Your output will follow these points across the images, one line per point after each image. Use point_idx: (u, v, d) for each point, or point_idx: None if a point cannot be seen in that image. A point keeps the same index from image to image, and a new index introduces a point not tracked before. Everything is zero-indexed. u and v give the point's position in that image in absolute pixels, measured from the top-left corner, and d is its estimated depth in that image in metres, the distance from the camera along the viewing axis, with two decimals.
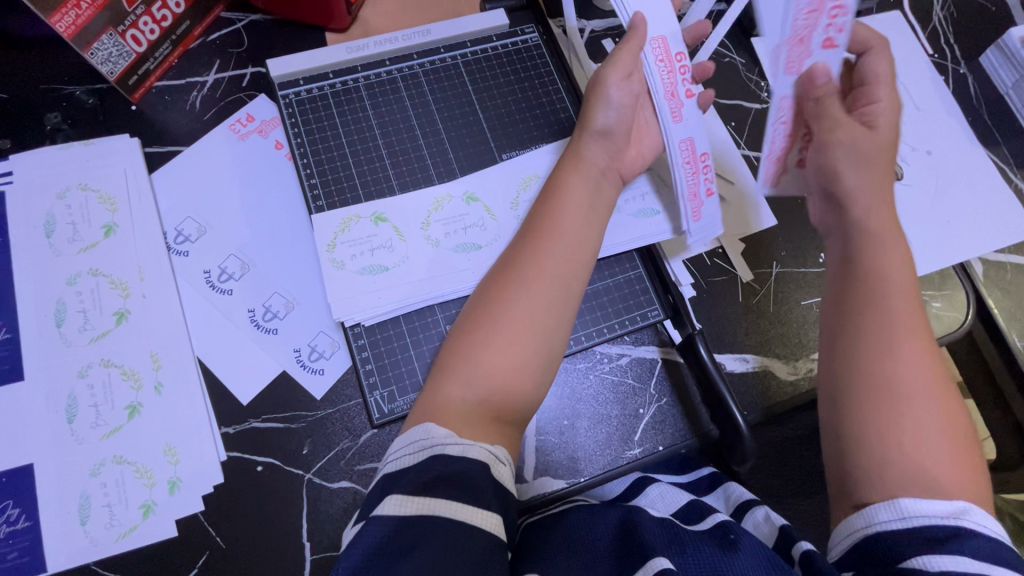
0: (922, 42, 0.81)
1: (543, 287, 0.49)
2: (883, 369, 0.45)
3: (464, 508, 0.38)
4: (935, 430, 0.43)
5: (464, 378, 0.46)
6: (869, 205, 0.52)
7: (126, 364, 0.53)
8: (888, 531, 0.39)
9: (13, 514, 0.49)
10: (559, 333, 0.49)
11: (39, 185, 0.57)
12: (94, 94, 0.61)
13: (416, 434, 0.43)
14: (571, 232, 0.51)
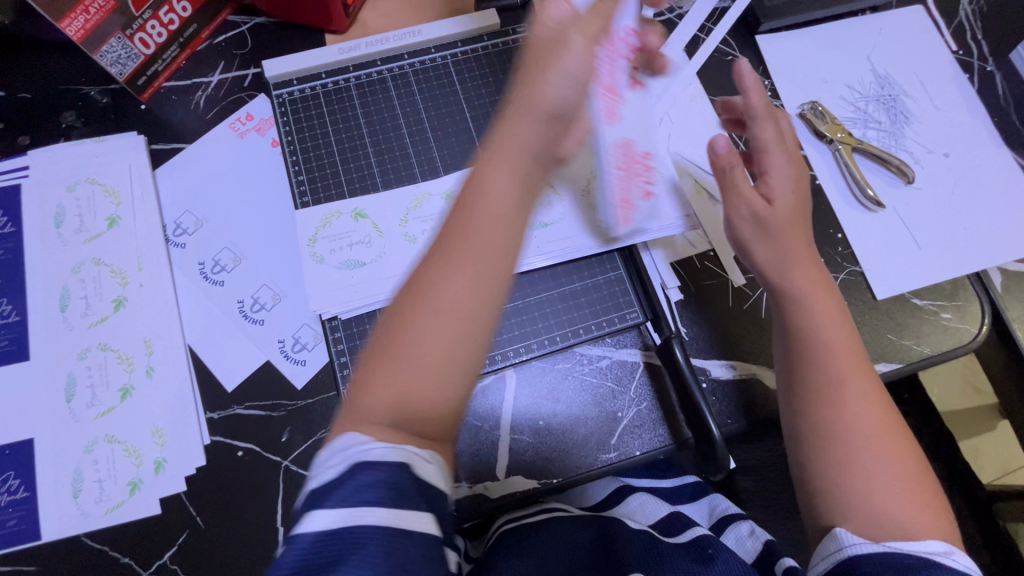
0: (945, 38, 0.77)
1: (466, 270, 0.38)
2: (834, 417, 0.45)
3: (394, 513, 0.34)
4: (891, 475, 0.43)
5: (377, 384, 0.38)
6: (793, 265, 0.50)
7: (121, 349, 0.57)
8: (861, 556, 0.40)
9: (13, 484, 0.53)
10: (472, 340, 0.39)
11: (53, 179, 0.61)
12: (107, 94, 0.64)
13: (342, 443, 0.36)
14: (505, 188, 0.40)
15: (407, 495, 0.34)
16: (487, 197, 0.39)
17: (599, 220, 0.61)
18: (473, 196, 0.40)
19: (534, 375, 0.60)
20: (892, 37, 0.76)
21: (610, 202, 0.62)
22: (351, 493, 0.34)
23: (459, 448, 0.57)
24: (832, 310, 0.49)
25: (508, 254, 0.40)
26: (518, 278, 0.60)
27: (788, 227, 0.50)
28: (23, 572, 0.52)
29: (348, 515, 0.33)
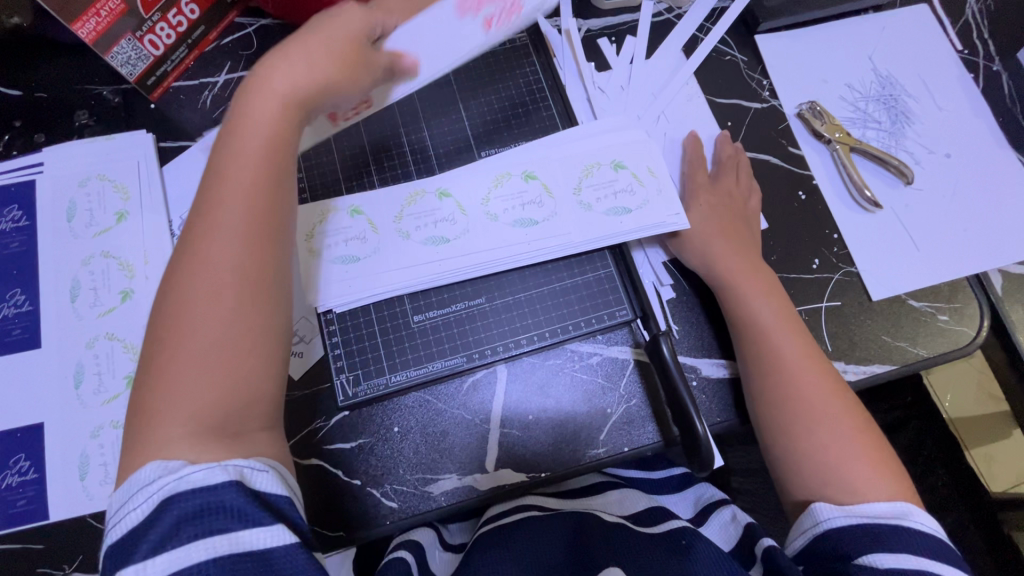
0: (950, 37, 0.76)
1: (217, 300, 0.42)
2: (795, 391, 0.54)
3: (231, 535, 0.36)
4: (837, 437, 0.52)
5: (174, 408, 0.40)
6: (722, 260, 0.60)
7: (127, 339, 0.59)
8: (831, 527, 0.48)
9: (24, 466, 0.55)
10: (209, 363, 0.41)
11: (66, 175, 0.63)
12: (119, 94, 0.67)
13: (135, 480, 0.38)
14: (239, 218, 0.45)
15: (249, 514, 0.37)
16: (204, 226, 0.44)
17: (591, 215, 0.61)
18: (207, 228, 0.44)
19: (523, 371, 0.60)
20: (895, 36, 0.75)
21: (602, 197, 0.61)
22: (170, 529, 0.36)
23: (448, 440, 0.58)
24: (767, 305, 0.57)
25: (253, 268, 0.44)
26: (504, 274, 0.60)
27: (712, 234, 0.61)
28: (31, 550, 0.54)
29: (184, 550, 0.35)
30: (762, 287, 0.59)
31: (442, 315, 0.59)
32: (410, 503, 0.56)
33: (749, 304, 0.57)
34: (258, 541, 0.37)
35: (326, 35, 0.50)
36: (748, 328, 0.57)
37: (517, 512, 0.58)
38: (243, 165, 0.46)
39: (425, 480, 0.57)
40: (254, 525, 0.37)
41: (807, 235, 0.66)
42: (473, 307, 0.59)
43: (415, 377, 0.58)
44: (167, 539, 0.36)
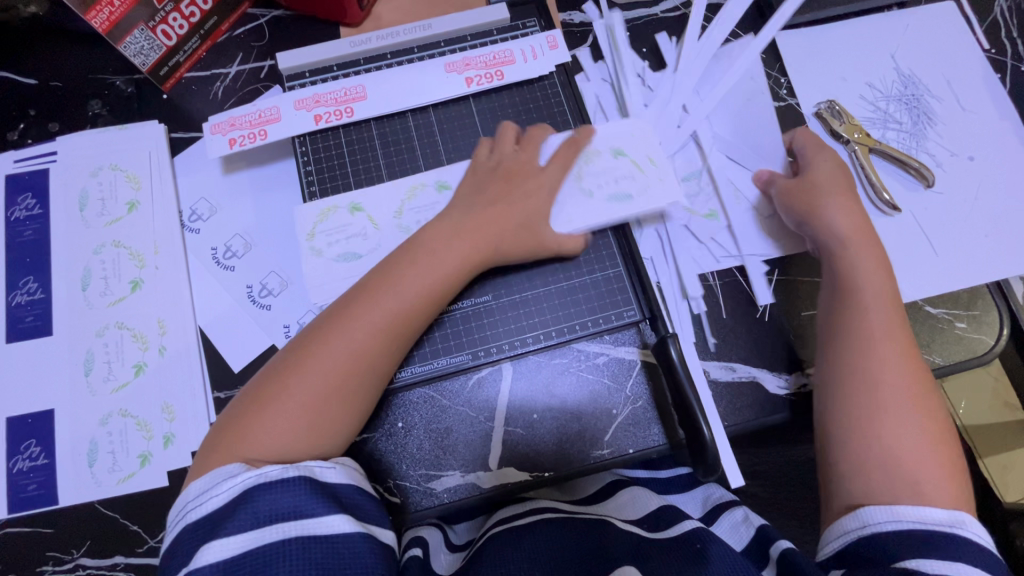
0: (977, 36, 0.73)
1: (341, 342, 0.48)
2: (866, 370, 0.50)
3: (309, 524, 0.40)
4: (913, 428, 0.47)
5: (276, 419, 0.45)
6: (840, 226, 0.56)
7: (137, 328, 0.59)
8: (879, 534, 0.44)
9: (35, 451, 0.56)
10: (318, 394, 0.46)
11: (79, 165, 0.64)
12: (131, 84, 0.67)
13: (223, 470, 0.43)
14: (386, 323, 0.49)
15: (316, 504, 0.41)
16: (360, 310, 0.49)
17: (591, 202, 0.58)
18: (361, 307, 0.49)
19: (528, 370, 0.60)
20: (919, 34, 0.73)
21: (603, 184, 0.58)
22: (255, 514, 0.40)
23: (451, 437, 0.58)
24: (881, 277, 0.54)
25: (377, 367, 0.49)
26: (524, 271, 0.59)
27: (833, 200, 0.58)
28: (41, 533, 0.55)
29: (260, 531, 0.39)
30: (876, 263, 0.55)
31: (448, 313, 0.58)
32: (413, 499, 0.56)
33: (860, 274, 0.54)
34: (323, 528, 0.40)
35: (538, 213, 0.56)
36: (858, 297, 0.53)
37: (529, 516, 0.58)
38: (409, 277, 0.51)
39: (428, 476, 0.57)
40: (321, 513, 0.41)
41: None
42: (480, 305, 0.59)
43: (420, 374, 0.58)
44: (245, 521, 0.40)
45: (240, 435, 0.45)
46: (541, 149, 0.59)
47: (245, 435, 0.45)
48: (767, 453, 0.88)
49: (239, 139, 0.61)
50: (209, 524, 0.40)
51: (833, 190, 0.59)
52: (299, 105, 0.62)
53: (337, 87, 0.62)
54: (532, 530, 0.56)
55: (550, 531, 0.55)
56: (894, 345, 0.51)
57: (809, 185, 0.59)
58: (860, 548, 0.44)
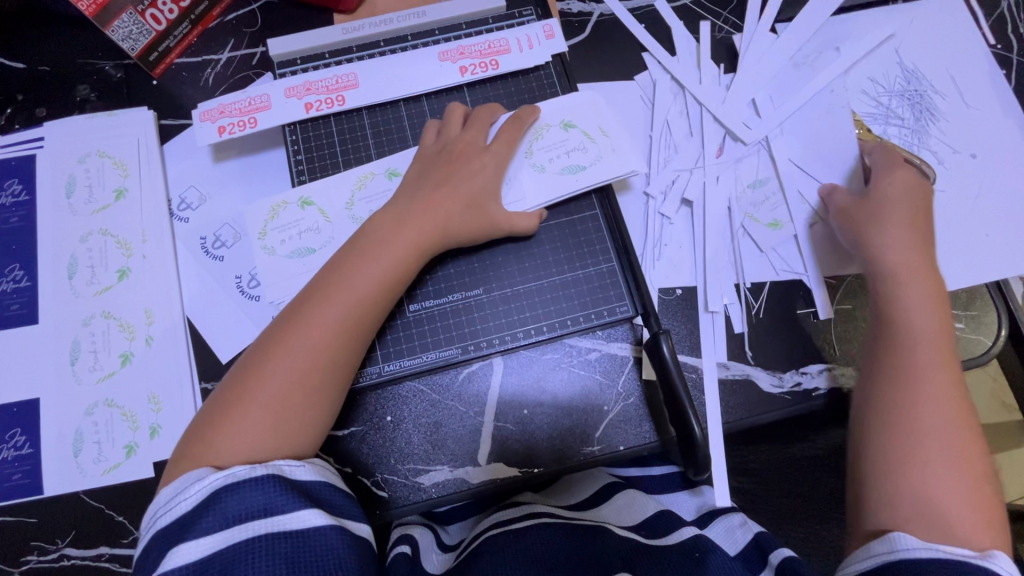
0: (983, 30, 0.72)
1: (307, 340, 0.47)
2: (903, 399, 0.48)
3: (281, 520, 0.40)
4: (954, 469, 0.46)
5: (246, 424, 0.44)
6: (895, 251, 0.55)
7: (124, 318, 0.59)
8: (910, 560, 0.42)
9: (20, 440, 0.56)
10: (289, 394, 0.46)
11: (67, 151, 0.63)
12: (121, 69, 0.66)
13: (191, 475, 0.43)
14: (346, 318, 0.48)
15: (285, 502, 0.41)
16: (318, 307, 0.48)
17: (545, 176, 0.58)
18: (318, 303, 0.48)
19: (519, 365, 0.59)
20: (924, 28, 0.72)
21: (554, 157, 0.58)
22: (223, 513, 0.40)
23: (440, 432, 0.57)
24: (935, 315, 0.52)
25: (339, 362, 0.48)
26: (513, 262, 0.57)
27: (890, 223, 0.56)
28: (26, 523, 0.54)
29: (229, 531, 0.39)
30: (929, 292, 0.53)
31: (438, 305, 0.57)
32: (401, 494, 0.56)
33: (907, 303, 0.52)
34: (294, 524, 0.40)
35: (487, 192, 0.55)
36: (904, 326, 0.52)
37: (525, 518, 0.57)
38: (364, 268, 0.50)
39: (416, 471, 0.56)
40: (291, 510, 0.41)
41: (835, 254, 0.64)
42: (470, 298, 0.57)
43: (407, 368, 0.56)
44: (213, 522, 0.39)
45: (208, 445, 0.44)
46: (488, 128, 0.58)
47: (214, 443, 0.44)
48: (761, 451, 0.87)
49: (228, 126, 0.60)
50: (177, 526, 0.40)
51: (892, 215, 0.57)
52: (289, 93, 0.61)
53: (328, 75, 0.61)
54: (526, 535, 0.55)
55: (543, 535, 0.55)
56: (938, 381, 0.48)
57: (868, 215, 0.58)
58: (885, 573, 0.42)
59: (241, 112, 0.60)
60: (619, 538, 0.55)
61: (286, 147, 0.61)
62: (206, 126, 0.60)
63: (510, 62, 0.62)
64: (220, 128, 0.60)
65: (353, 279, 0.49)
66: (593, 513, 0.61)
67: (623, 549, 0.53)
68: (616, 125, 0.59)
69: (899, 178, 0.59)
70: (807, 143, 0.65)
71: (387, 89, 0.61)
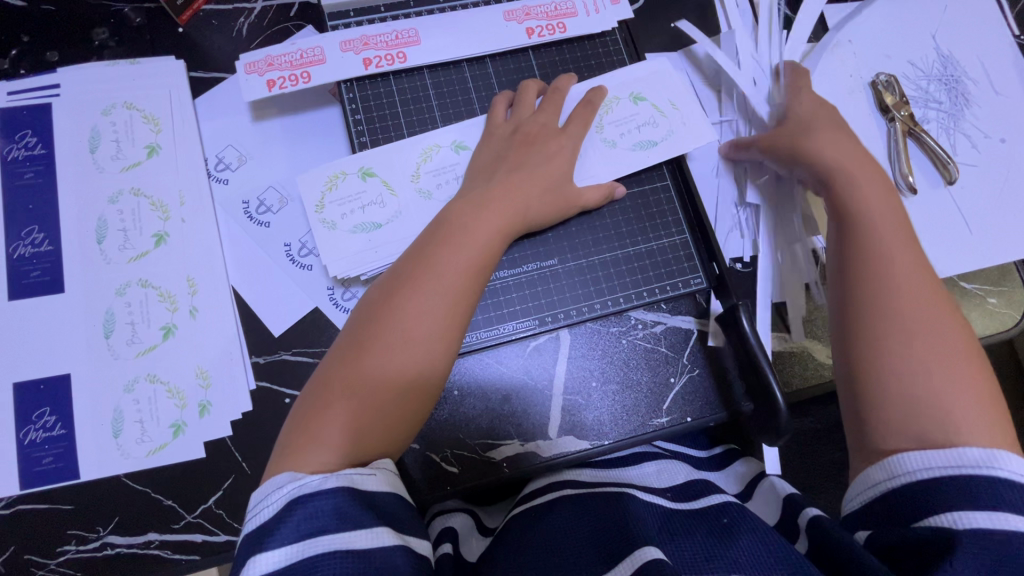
0: (1008, 21, 0.75)
1: (393, 328, 0.46)
2: (880, 300, 0.46)
3: (352, 534, 0.38)
4: (934, 347, 0.43)
5: (336, 419, 0.44)
6: (830, 153, 0.54)
7: (163, 287, 0.54)
8: (915, 481, 0.38)
9: (50, 421, 0.50)
10: (377, 383, 0.45)
11: (85, 101, 0.56)
12: (142, 13, 0.59)
13: (269, 484, 0.41)
14: (436, 310, 0.47)
15: (356, 515, 0.39)
16: (406, 299, 0.47)
17: (615, 152, 0.56)
18: (406, 291, 0.47)
19: (586, 337, 0.59)
20: (957, 16, 0.74)
21: (625, 132, 0.56)
22: (298, 524, 0.38)
23: (511, 404, 0.56)
24: (886, 198, 0.51)
25: (428, 350, 0.47)
26: (585, 235, 0.56)
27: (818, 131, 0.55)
28: (61, 510, 0.50)
29: (301, 545, 0.37)
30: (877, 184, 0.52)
31: (513, 277, 0.55)
32: (470, 469, 0.54)
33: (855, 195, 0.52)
34: (363, 541, 0.38)
35: (565, 175, 0.53)
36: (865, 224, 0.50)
37: (548, 495, 0.55)
38: (449, 256, 0.48)
39: (485, 446, 0.55)
40: (357, 524, 0.38)
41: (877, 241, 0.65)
42: (546, 268, 0.56)
43: (486, 339, 0.55)
44: (286, 535, 0.38)
45: (303, 444, 0.43)
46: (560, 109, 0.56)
47: (307, 439, 0.43)
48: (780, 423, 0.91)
49: (278, 80, 0.55)
50: (250, 540, 0.39)
51: (818, 126, 0.56)
52: (345, 47, 0.56)
53: (387, 29, 0.57)
54: (553, 511, 0.53)
55: (568, 510, 0.52)
56: (902, 263, 0.47)
57: (800, 129, 0.57)
58: (892, 506, 0.39)
59: (291, 65, 0.55)
60: (645, 507, 0.51)
61: (343, 107, 0.57)
62: (253, 80, 0.55)
63: (578, 25, 0.60)
64: (268, 80, 0.55)
65: (436, 264, 0.48)
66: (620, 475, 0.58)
67: (655, 521, 0.49)
68: (685, 98, 0.58)
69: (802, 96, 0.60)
70: None
71: (448, 47, 0.58)
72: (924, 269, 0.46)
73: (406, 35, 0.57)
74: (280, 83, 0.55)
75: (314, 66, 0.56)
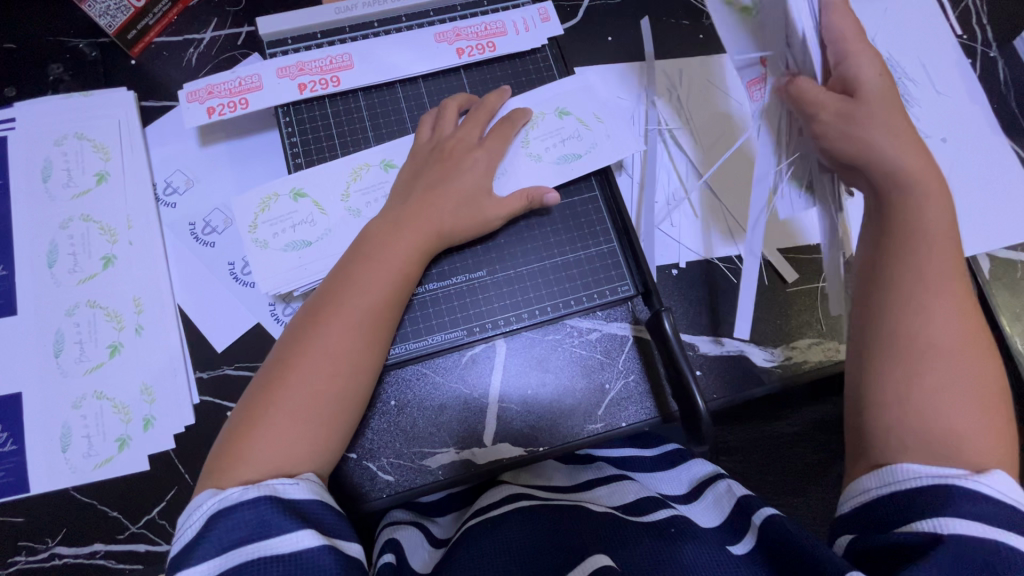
0: (950, 22, 0.75)
1: (319, 345, 0.48)
2: (914, 328, 0.44)
3: (276, 540, 0.40)
4: (958, 387, 0.42)
5: (261, 435, 0.45)
6: (901, 158, 0.47)
7: (110, 307, 0.56)
8: (908, 490, 0.40)
9: (2, 437, 0.53)
10: (304, 399, 0.46)
11: (40, 133, 0.60)
12: (96, 48, 0.62)
13: (194, 501, 0.43)
14: (360, 323, 0.49)
15: (277, 523, 0.41)
16: (332, 315, 0.49)
17: (541, 165, 0.58)
18: (331, 309, 0.49)
19: (523, 346, 0.60)
20: (897, 19, 0.75)
21: (550, 146, 0.58)
22: (221, 537, 0.40)
23: (447, 413, 0.58)
24: (942, 219, 0.47)
25: (355, 363, 0.49)
26: (512, 247, 0.59)
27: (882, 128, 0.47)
28: (12, 523, 0.52)
29: (226, 555, 0.39)
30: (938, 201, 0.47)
31: (441, 289, 0.58)
32: (407, 477, 0.56)
33: (916, 216, 0.46)
34: (288, 546, 0.40)
35: (483, 188, 0.55)
36: (906, 245, 0.46)
37: (506, 504, 0.55)
38: (373, 271, 0.51)
39: (421, 454, 0.57)
40: (280, 530, 0.40)
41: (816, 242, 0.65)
42: (474, 279, 0.58)
43: (413, 351, 0.57)
44: (209, 550, 0.39)
45: (229, 463, 0.44)
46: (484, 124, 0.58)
47: (233, 455, 0.44)
48: None
49: (217, 107, 0.58)
50: (180, 556, 0.41)
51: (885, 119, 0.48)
52: (282, 73, 0.59)
53: (322, 55, 0.60)
54: (500, 522, 0.53)
55: (524, 521, 0.52)
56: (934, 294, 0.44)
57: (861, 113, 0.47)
58: (881, 517, 0.40)
59: (229, 92, 0.58)
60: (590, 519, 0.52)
61: (280, 132, 0.59)
62: (193, 107, 0.58)
63: (509, 43, 0.62)
64: (207, 107, 0.58)
65: (359, 281, 0.50)
66: (579, 495, 0.58)
67: (597, 529, 0.51)
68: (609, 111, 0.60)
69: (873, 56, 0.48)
70: None
71: (382, 72, 0.60)
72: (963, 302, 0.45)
73: (342, 61, 0.60)
74: (218, 110, 0.58)
75: (251, 92, 0.58)
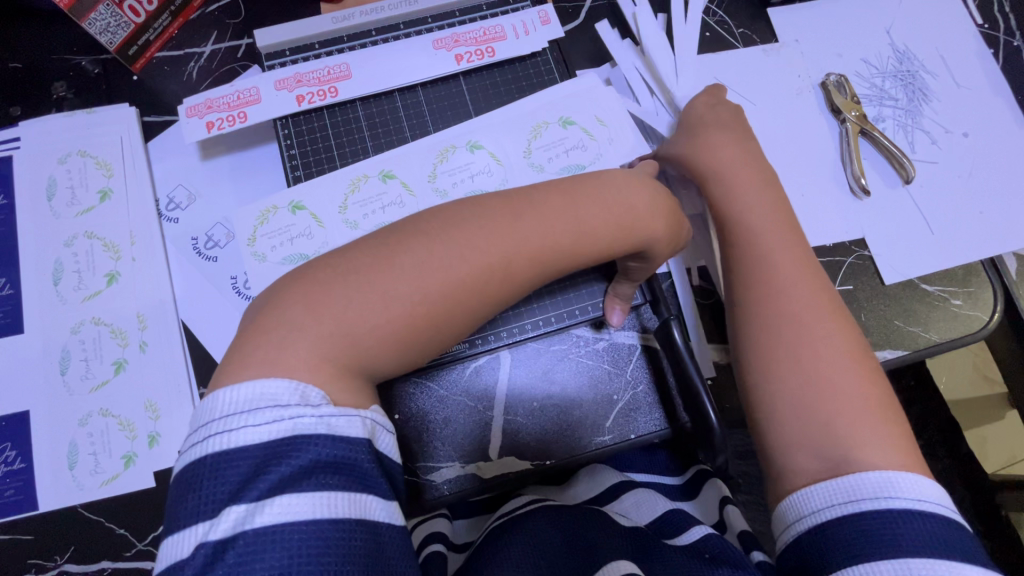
0: (970, 10, 0.72)
1: (440, 258, 0.41)
2: (784, 318, 0.46)
3: (361, 502, 0.33)
4: (833, 367, 0.44)
5: (339, 326, 0.38)
6: (731, 174, 0.55)
7: (115, 324, 0.57)
8: (819, 521, 0.37)
9: (10, 455, 0.53)
10: (399, 311, 0.39)
11: (46, 153, 0.60)
12: (98, 64, 0.62)
13: (266, 395, 0.34)
14: (494, 256, 0.42)
15: (367, 477, 0.33)
16: (476, 234, 0.42)
17: (543, 176, 0.57)
18: (477, 228, 0.42)
19: (528, 357, 0.59)
20: (914, 7, 0.72)
21: (553, 156, 0.58)
22: (301, 472, 0.32)
23: (452, 427, 0.57)
24: (781, 221, 0.52)
25: (458, 296, 0.41)
26: None
27: (720, 161, 0.56)
28: (21, 540, 0.52)
29: (298, 503, 0.31)
30: (775, 207, 0.53)
31: None
32: (414, 492, 0.55)
33: (752, 221, 0.52)
34: (371, 512, 0.33)
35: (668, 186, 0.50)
36: (757, 250, 0.50)
37: (526, 506, 0.53)
38: (556, 217, 0.44)
39: (427, 469, 0.56)
40: (377, 493, 0.34)
41: (828, 248, 0.64)
42: None
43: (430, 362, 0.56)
44: (282, 485, 0.31)
45: (292, 332, 0.37)
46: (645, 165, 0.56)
47: (301, 329, 0.37)
48: None
49: (216, 122, 0.57)
50: (239, 462, 0.32)
51: (723, 148, 0.57)
52: (279, 86, 0.58)
53: (319, 66, 0.59)
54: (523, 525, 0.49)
55: (545, 523, 0.49)
56: (794, 289, 0.48)
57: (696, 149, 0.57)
58: (802, 547, 0.37)
59: (228, 106, 0.57)
60: (613, 527, 0.49)
61: (279, 145, 0.59)
62: (193, 122, 0.57)
63: (510, 48, 0.61)
64: (205, 121, 0.57)
65: (541, 220, 0.44)
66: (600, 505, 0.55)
67: (615, 537, 0.47)
68: (613, 114, 0.59)
69: (710, 108, 0.60)
70: (793, 135, 0.66)
71: (381, 80, 0.59)
72: (824, 292, 0.48)
73: (341, 72, 0.59)
74: (218, 125, 0.57)
75: (251, 106, 0.58)
